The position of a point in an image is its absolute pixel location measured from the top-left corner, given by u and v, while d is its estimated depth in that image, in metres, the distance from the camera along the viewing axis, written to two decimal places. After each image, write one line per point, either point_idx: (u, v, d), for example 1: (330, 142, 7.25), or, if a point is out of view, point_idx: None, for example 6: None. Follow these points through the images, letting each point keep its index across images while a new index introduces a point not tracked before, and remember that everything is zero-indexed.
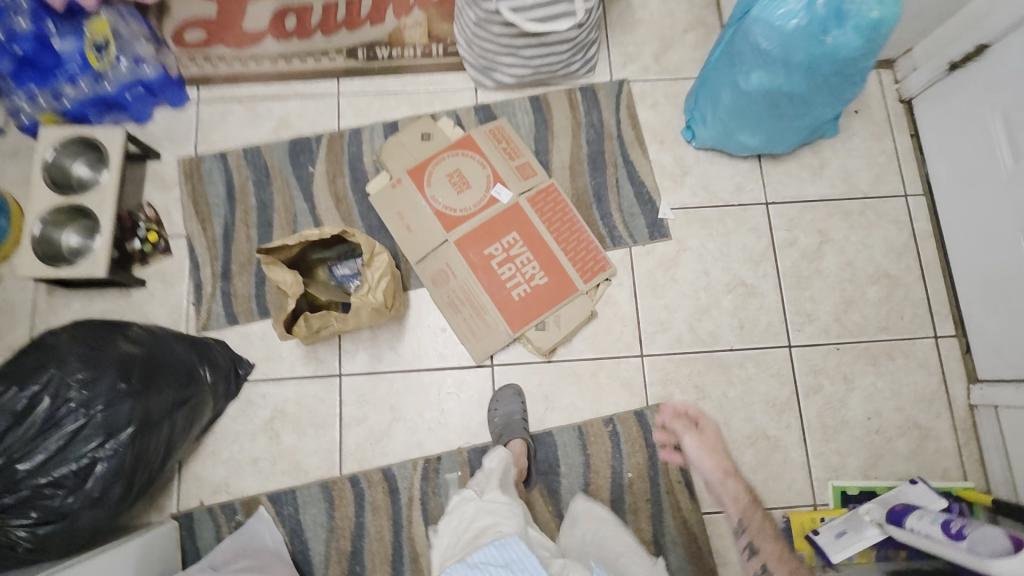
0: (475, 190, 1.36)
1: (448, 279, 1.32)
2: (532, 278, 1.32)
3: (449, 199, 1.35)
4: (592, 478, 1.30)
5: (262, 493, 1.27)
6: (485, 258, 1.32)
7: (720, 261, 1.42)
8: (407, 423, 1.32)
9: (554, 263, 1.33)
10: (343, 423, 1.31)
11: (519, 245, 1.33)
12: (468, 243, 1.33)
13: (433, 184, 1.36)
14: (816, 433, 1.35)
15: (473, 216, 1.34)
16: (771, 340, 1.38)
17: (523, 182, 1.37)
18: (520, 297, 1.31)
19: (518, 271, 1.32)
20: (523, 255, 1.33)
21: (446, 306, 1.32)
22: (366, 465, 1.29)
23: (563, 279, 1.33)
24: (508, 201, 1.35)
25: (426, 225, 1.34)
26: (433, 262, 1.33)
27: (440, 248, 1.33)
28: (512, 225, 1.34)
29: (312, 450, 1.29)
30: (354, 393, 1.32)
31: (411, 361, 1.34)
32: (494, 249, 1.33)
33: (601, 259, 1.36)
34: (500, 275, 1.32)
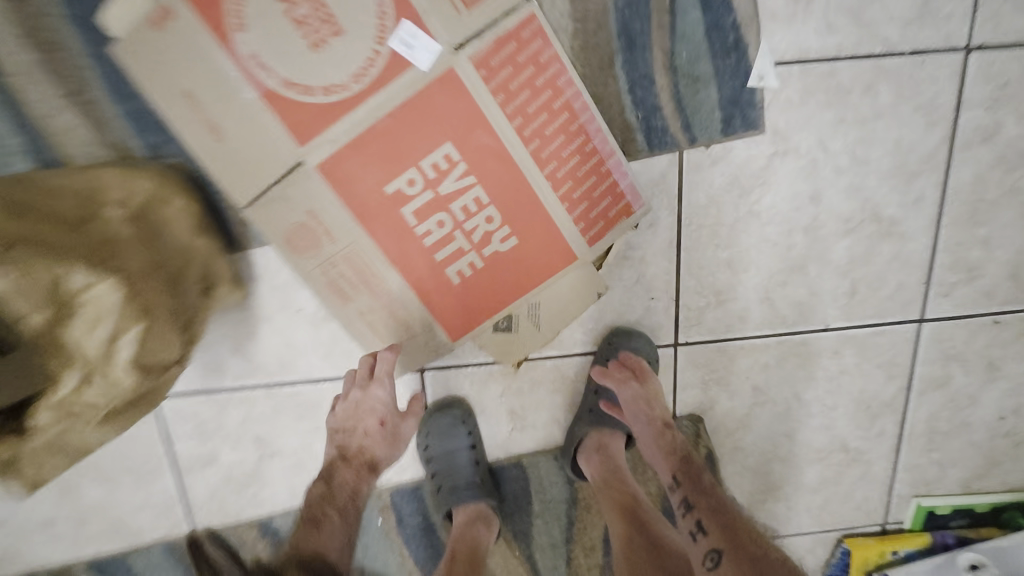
0: (354, 40, 0.58)
1: (319, 245, 0.64)
2: (487, 241, 0.66)
3: (297, 63, 0.57)
4: (580, 514, 0.88)
5: (75, 562, 0.82)
6: (390, 202, 0.63)
7: (844, 174, 0.74)
8: (286, 459, 0.81)
9: (530, 209, 0.65)
10: (180, 464, 0.80)
11: (459, 172, 0.63)
12: (351, 170, 0.62)
13: (251, 22, 0.56)
14: (918, 441, 0.90)
15: (358, 107, 0.60)
16: (894, 313, 0.82)
17: (466, 14, 0.59)
18: (463, 277, 0.68)
19: (459, 227, 0.65)
20: (468, 192, 0.64)
21: (326, 293, 0.68)
22: (233, 516, 0.83)
23: (548, 242, 0.67)
24: (431, 68, 0.59)
25: (253, 127, 0.59)
26: (284, 212, 0.63)
27: (292, 180, 0.62)
28: (444, 127, 0.62)
29: (136, 504, 0.81)
30: (186, 422, 0.78)
31: (278, 369, 0.77)
32: (407, 182, 0.63)
33: (620, 190, 0.67)
34: (424, 237, 0.65)
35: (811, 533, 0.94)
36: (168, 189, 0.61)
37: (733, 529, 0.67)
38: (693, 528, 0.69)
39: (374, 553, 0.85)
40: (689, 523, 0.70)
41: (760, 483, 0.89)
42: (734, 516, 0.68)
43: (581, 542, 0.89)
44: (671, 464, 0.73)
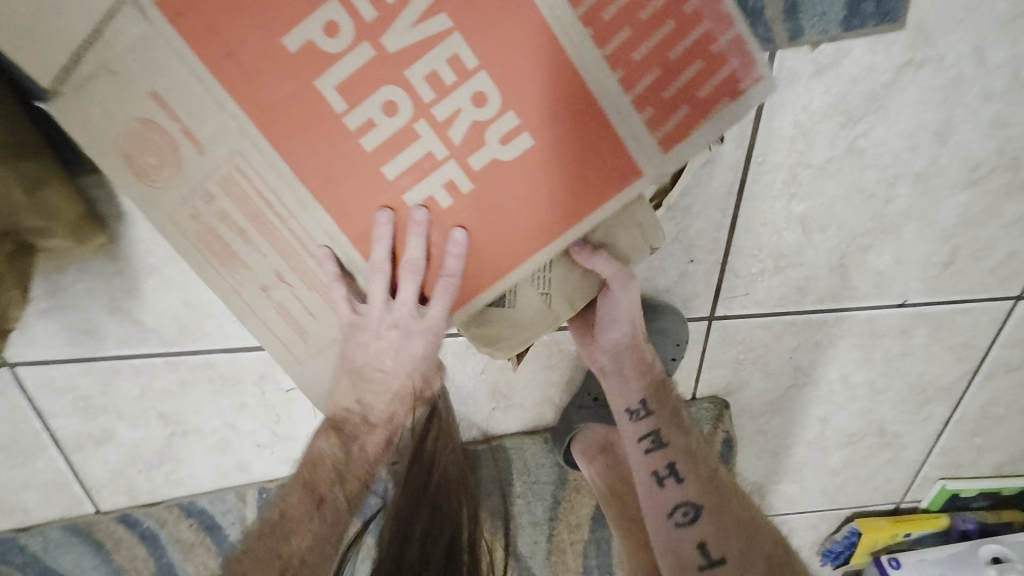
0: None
1: (179, 159, 0.39)
2: (477, 143, 0.39)
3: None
4: (568, 495, 0.74)
5: None
6: (301, 71, 0.37)
7: (990, 101, 0.51)
8: (206, 436, 0.64)
9: (556, 84, 0.38)
10: (67, 442, 0.62)
11: (423, 12, 0.36)
12: (220, 6, 0.35)
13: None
14: (965, 427, 0.77)
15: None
16: (988, 288, 0.63)
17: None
18: (436, 205, 0.40)
19: (425, 116, 0.38)
20: (440, 52, 0.37)
21: (202, 244, 0.41)
22: (147, 495, 0.68)
23: (580, 144, 0.39)
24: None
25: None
26: (114, 97, 0.37)
27: (120, 39, 0.35)
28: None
29: (18, 484, 0.65)
30: (63, 395, 0.59)
31: (181, 334, 0.56)
32: (326, 31, 0.36)
33: (719, 48, 0.38)
34: (360, 138, 0.38)
35: (818, 510, 0.84)
36: None
37: (706, 472, 0.57)
38: (663, 470, 0.57)
39: None
40: (656, 462, 0.58)
41: (777, 463, 0.77)
42: (705, 455, 0.59)
43: (566, 525, 0.75)
44: (642, 387, 0.59)
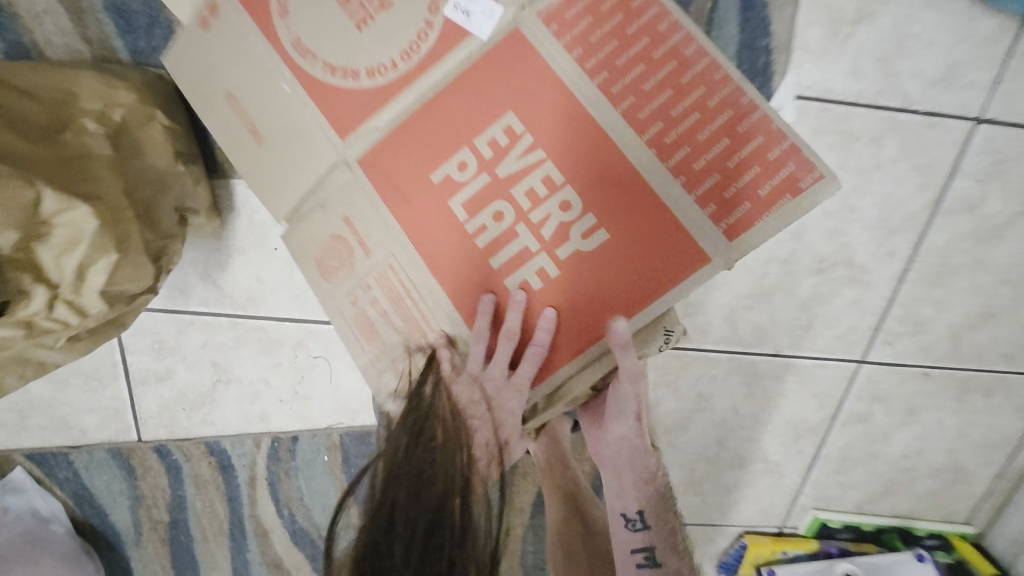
0: (404, 9, 0.48)
1: (352, 262, 0.52)
2: (564, 237, 0.46)
3: (341, 45, 0.49)
4: (516, 480, 0.92)
5: (17, 450, 0.83)
6: (435, 193, 0.48)
7: (829, 216, 0.76)
8: (243, 387, 0.82)
9: (639, 196, 0.45)
10: (134, 376, 0.80)
11: (527, 148, 0.47)
12: (388, 155, 0.49)
13: (307, 14, 0.50)
14: (829, 465, 0.98)
15: (404, 90, 0.48)
16: (838, 351, 0.87)
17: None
18: (529, 288, 0.47)
19: (524, 220, 0.47)
20: (535, 175, 0.46)
21: (354, 329, 0.53)
22: (181, 433, 0.85)
23: (651, 234, 0.45)
24: (493, 35, 0.47)
25: (290, 119, 0.51)
26: (322, 220, 0.52)
27: (327, 182, 0.51)
28: (507, 97, 0.47)
29: (84, 407, 0.81)
30: (145, 337, 0.77)
31: (248, 303, 0.76)
32: (458, 167, 0.48)
33: (776, 156, 0.44)
34: (476, 239, 0.48)
35: (714, 525, 1.03)
36: (153, 109, 0.57)
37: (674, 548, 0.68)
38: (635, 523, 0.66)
39: (316, 484, 0.90)
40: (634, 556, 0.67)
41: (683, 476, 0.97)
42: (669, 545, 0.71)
43: (512, 505, 0.93)
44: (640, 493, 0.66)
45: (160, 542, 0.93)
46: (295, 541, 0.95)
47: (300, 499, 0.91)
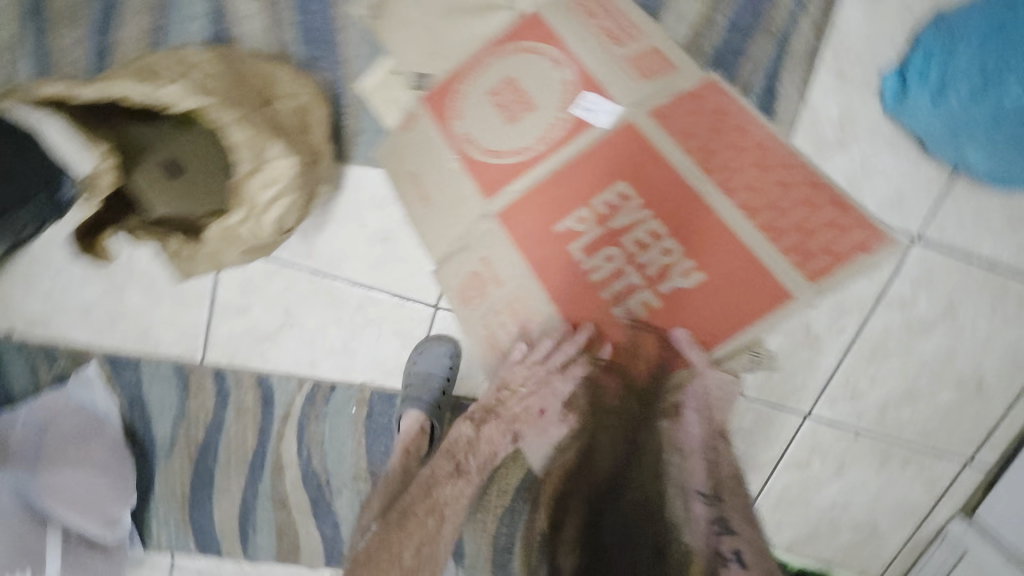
0: (541, 114, 0.68)
1: (486, 292, 0.72)
2: (665, 276, 0.65)
3: (496, 137, 0.69)
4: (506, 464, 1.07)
5: (96, 348, 0.97)
6: (558, 240, 0.67)
7: None
8: (302, 332, 0.98)
9: (734, 246, 0.62)
10: (216, 304, 0.96)
11: (636, 208, 0.66)
12: (525, 215, 0.68)
13: (469, 114, 0.71)
14: (768, 504, 1.14)
15: (539, 163, 0.68)
16: (790, 403, 1.05)
17: (640, 83, 0.67)
18: (631, 313, 0.66)
19: (632, 262, 0.66)
20: (642, 228, 0.65)
21: (484, 342, 0.74)
22: (238, 362, 0.99)
23: (746, 280, 0.62)
24: (612, 125, 0.66)
25: (452, 187, 0.72)
26: (465, 257, 0.72)
27: (472, 231, 0.71)
28: (626, 172, 0.66)
29: (167, 322, 0.96)
30: (238, 274, 0.94)
31: (328, 262, 0.93)
32: (578, 222, 0.67)
33: (850, 222, 0.61)
34: (591, 276, 0.66)
35: None
36: (321, 104, 0.76)
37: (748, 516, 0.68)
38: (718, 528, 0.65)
39: (338, 432, 1.03)
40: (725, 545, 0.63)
41: None
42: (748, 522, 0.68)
43: (497, 485, 1.08)
44: (708, 474, 0.70)
45: (187, 459, 1.05)
46: (304, 481, 1.08)
47: (320, 443, 1.04)
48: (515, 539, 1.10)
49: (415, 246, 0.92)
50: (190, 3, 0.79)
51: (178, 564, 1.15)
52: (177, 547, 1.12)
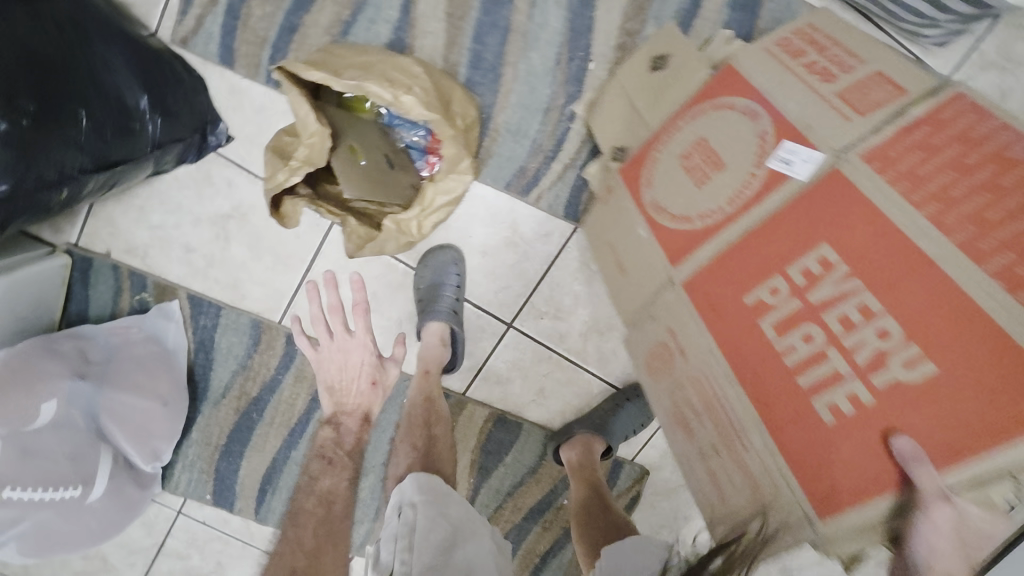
0: (734, 171, 0.67)
1: (674, 363, 0.70)
2: (882, 365, 0.51)
3: (684, 198, 0.71)
4: (528, 482, 1.15)
5: (182, 287, 1.00)
6: (751, 314, 0.61)
7: None
8: (381, 319, 1.04)
9: (980, 341, 0.46)
10: (309, 275, 1.01)
11: (842, 276, 0.55)
12: (713, 284, 0.65)
13: (659, 180, 0.75)
14: None
15: (729, 225, 0.65)
16: None
17: (859, 119, 0.61)
18: (837, 410, 0.52)
19: (837, 345, 0.54)
20: (851, 303, 0.54)
21: (675, 422, 0.72)
22: (312, 332, 1.05)
23: (1000, 374, 0.44)
24: (814, 175, 0.61)
25: (645, 254, 0.75)
26: (655, 320, 0.74)
27: (663, 297, 0.72)
28: (826, 232, 0.58)
29: (259, 280, 1.01)
30: (339, 252, 1.00)
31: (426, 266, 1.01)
32: (771, 293, 0.60)
33: None
34: (786, 358, 0.57)
35: None
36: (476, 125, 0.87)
37: None
38: None
39: (385, 419, 1.11)
40: None
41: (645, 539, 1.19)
42: None
43: (515, 500, 1.15)
44: None
45: (233, 411, 1.09)
46: None
47: None
48: (516, 551, 1.17)
49: (508, 268, 1.00)
50: (383, 7, 0.86)
51: (185, 510, 1.17)
52: (192, 494, 1.14)
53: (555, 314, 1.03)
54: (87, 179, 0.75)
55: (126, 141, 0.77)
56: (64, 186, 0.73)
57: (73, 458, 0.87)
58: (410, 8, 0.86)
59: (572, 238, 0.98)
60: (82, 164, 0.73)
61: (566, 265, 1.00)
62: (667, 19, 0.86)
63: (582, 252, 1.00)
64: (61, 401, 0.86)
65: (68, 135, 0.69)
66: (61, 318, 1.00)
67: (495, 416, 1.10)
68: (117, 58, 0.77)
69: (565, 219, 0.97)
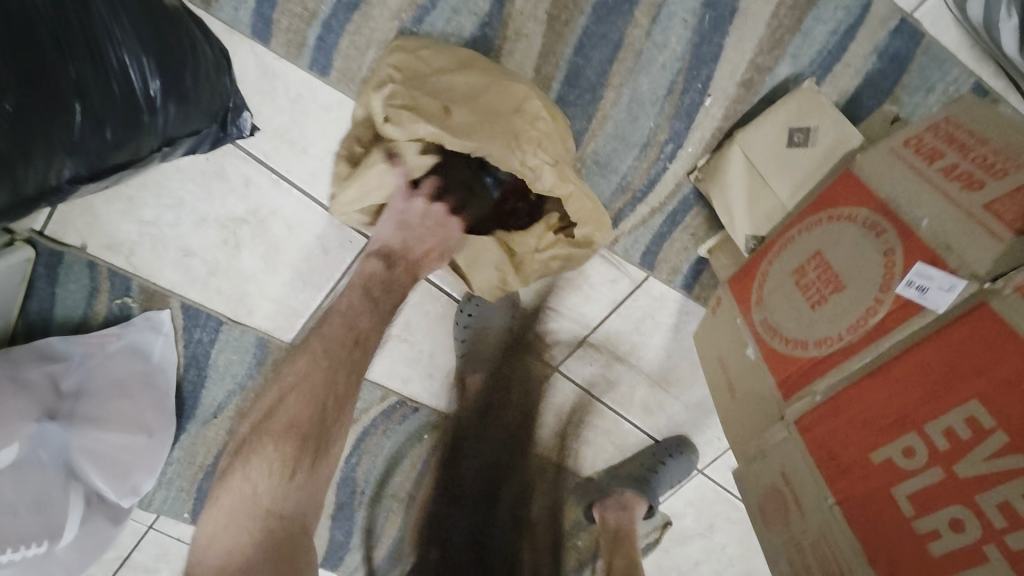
0: (855, 295, 0.57)
1: (789, 517, 0.60)
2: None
3: (797, 323, 0.62)
4: None
5: (174, 295, 0.82)
6: (877, 476, 0.51)
7: None
8: (410, 348, 0.90)
9: None
10: (333, 297, 0.84)
11: (998, 450, 0.43)
12: (827, 428, 0.56)
13: (771, 296, 0.67)
14: None
15: (849, 359, 0.56)
16: None
17: (1014, 243, 0.46)
18: None
19: (998, 541, 0.42)
20: (1012, 488, 0.42)
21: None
22: None
23: None
24: (954, 307, 0.49)
25: (753, 380, 0.67)
26: (765, 462, 0.63)
27: (773, 435, 0.62)
28: (973, 386, 0.46)
29: (271, 296, 0.84)
30: None
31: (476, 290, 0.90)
32: (903, 453, 0.49)
33: None
34: (928, 542, 0.46)
35: None
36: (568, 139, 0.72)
37: None
38: None
39: (397, 450, 0.95)
40: None
41: None
42: None
43: None
44: None
45: (222, 435, 0.91)
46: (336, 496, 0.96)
47: (374, 453, 0.95)
48: None
49: (564, 309, 0.89)
50: None
51: (157, 526, 0.97)
52: (167, 513, 0.95)
53: (607, 362, 0.92)
54: (78, 186, 0.60)
55: (124, 135, 0.59)
56: (47, 198, 0.58)
57: (37, 508, 0.72)
58: (505, 3, 0.69)
59: (642, 286, 0.86)
60: (74, 174, 0.57)
61: (630, 314, 0.89)
62: (806, 59, 0.73)
63: (651, 302, 0.88)
64: (25, 444, 0.71)
65: (57, 144, 0.53)
66: (17, 317, 0.80)
67: None
68: (124, 30, 0.57)
69: (639, 266, 0.85)
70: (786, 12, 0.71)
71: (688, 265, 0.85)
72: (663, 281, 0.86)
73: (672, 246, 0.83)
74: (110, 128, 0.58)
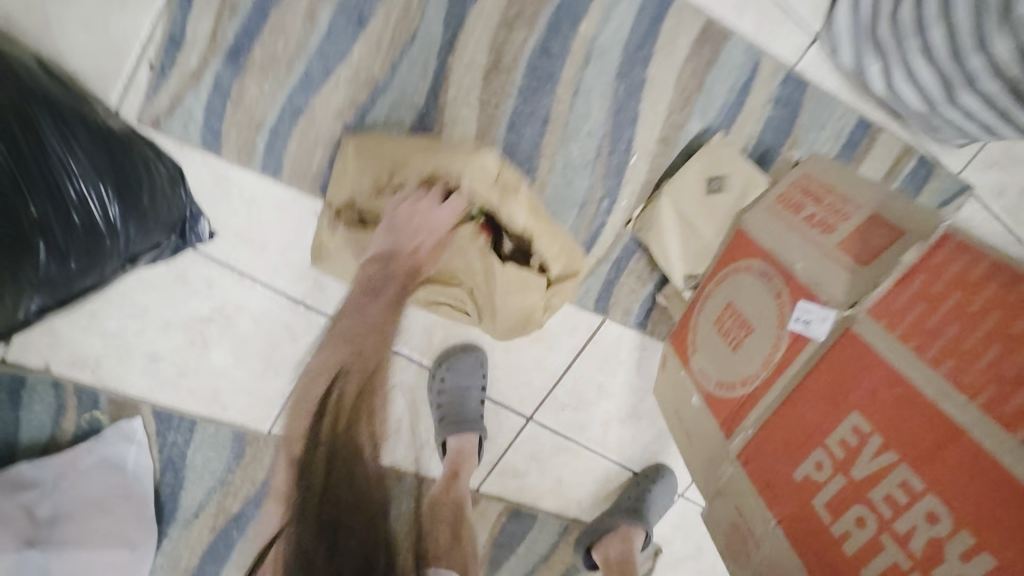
0: (761, 335, 0.64)
1: (749, 548, 0.62)
2: (940, 557, 0.44)
3: (723, 367, 0.69)
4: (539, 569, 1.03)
5: (146, 401, 0.83)
6: (801, 493, 0.56)
7: None
8: None
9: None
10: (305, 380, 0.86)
11: (878, 449, 0.49)
12: (756, 455, 0.61)
13: (703, 347, 0.74)
14: None
15: (766, 392, 0.61)
16: None
17: (861, 272, 0.56)
18: None
19: (890, 530, 0.48)
20: (892, 479, 0.48)
21: None
22: None
23: None
24: (831, 335, 0.56)
25: (701, 426, 0.72)
26: (722, 497, 0.67)
27: (720, 470, 0.67)
28: (851, 399, 0.52)
29: (243, 389, 0.85)
30: None
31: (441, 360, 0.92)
32: (814, 466, 0.54)
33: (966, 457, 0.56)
34: (844, 543, 0.51)
35: None
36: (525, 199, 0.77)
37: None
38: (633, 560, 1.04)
39: None
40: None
41: None
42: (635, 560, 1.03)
43: None
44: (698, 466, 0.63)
45: (205, 536, 0.89)
46: None
47: None
48: None
49: (531, 361, 0.93)
50: (408, 93, 0.75)
51: None
52: None
53: (578, 406, 0.97)
54: (45, 313, 0.62)
55: (87, 260, 0.61)
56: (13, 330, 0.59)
57: None
58: (438, 95, 0.76)
59: (599, 330, 0.92)
60: (40, 304, 0.59)
61: (592, 357, 0.94)
62: (711, 115, 0.82)
63: (609, 344, 0.93)
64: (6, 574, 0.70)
65: (27, 284, 0.56)
66: None
67: (509, 506, 1.00)
68: (82, 163, 0.60)
69: (593, 312, 0.90)
70: (689, 77, 0.80)
71: (640, 306, 0.91)
72: (618, 323, 0.92)
73: (621, 291, 0.90)
74: (72, 255, 0.59)
